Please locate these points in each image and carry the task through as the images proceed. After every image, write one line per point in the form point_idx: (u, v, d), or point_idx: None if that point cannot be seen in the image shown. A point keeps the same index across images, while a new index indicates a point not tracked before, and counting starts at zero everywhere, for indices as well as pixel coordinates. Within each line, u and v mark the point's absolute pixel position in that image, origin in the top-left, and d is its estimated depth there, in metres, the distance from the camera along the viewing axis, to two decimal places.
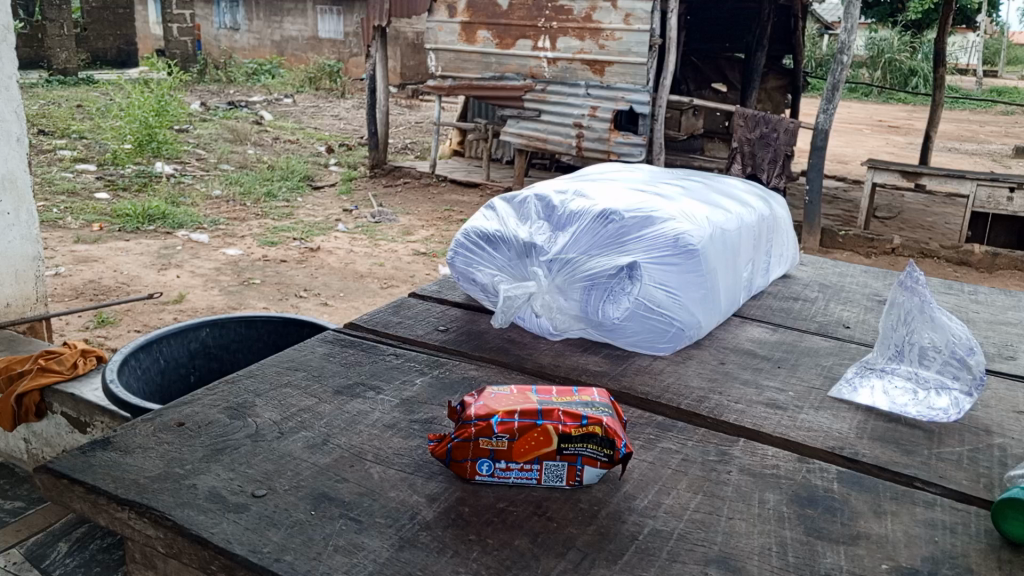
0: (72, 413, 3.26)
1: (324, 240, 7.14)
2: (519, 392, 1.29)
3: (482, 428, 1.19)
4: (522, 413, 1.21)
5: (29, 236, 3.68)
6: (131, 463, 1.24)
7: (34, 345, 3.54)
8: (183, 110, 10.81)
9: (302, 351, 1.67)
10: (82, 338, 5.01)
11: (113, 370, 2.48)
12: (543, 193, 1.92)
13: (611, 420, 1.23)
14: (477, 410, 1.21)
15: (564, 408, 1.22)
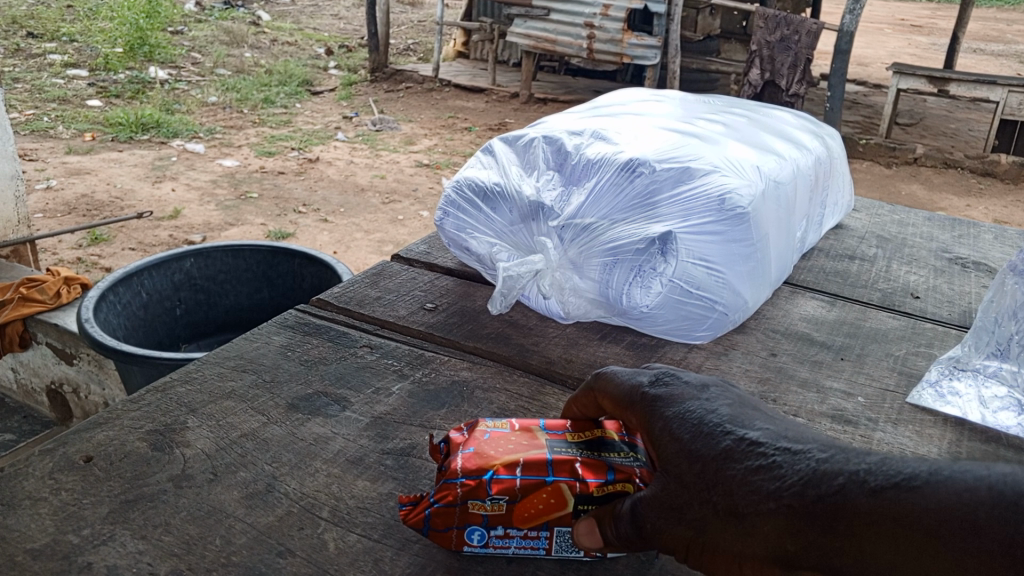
0: (59, 343, 3.06)
1: (323, 150, 6.73)
2: (520, 428, 0.98)
3: (470, 484, 0.89)
4: (526, 466, 0.90)
5: (3, 154, 3.33)
6: (13, 525, 0.94)
7: (17, 274, 3.31)
8: (176, 9, 10.11)
9: (254, 343, 1.36)
10: (74, 257, 4.70)
11: (90, 307, 2.17)
12: (553, 134, 1.56)
13: (644, 470, 0.92)
14: (463, 462, 0.90)
15: (582, 457, 0.92)
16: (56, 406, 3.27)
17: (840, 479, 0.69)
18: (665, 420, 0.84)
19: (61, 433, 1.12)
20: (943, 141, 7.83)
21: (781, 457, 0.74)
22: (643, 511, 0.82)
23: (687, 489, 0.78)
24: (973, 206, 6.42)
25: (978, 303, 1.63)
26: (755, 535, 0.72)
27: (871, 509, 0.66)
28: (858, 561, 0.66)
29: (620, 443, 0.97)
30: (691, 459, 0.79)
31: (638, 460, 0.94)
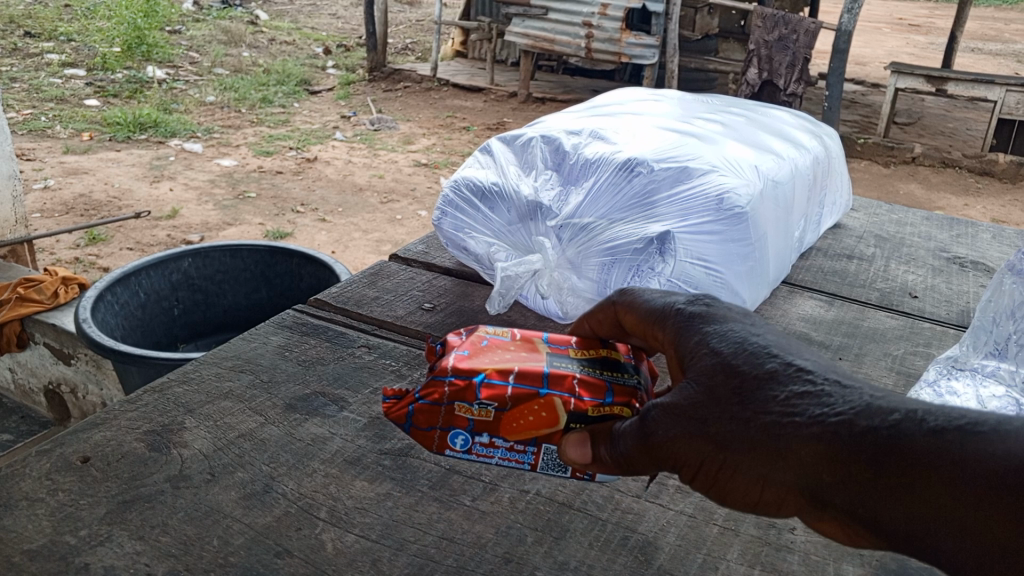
0: (56, 343, 3.05)
1: (321, 150, 6.73)
2: (519, 341, 0.95)
3: (459, 387, 0.86)
4: (521, 375, 0.86)
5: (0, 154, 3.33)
6: (9, 527, 0.94)
7: (15, 274, 3.30)
8: (173, 7, 10.09)
9: (252, 343, 1.36)
10: (72, 257, 4.70)
11: (87, 307, 2.16)
12: (551, 134, 1.56)
13: (643, 398, 0.89)
14: (456, 365, 0.87)
15: (581, 374, 0.88)
16: (54, 406, 3.26)
17: (898, 413, 0.56)
18: (705, 338, 0.72)
19: (58, 433, 1.12)
20: (941, 141, 7.83)
21: (832, 385, 0.61)
22: (654, 417, 0.69)
23: (715, 406, 0.66)
24: (971, 205, 6.43)
25: (976, 302, 1.64)
26: (789, 460, 0.60)
27: (935, 442, 0.53)
28: (908, 506, 0.54)
29: (624, 364, 0.93)
30: (728, 372, 0.67)
31: (641, 387, 0.91)
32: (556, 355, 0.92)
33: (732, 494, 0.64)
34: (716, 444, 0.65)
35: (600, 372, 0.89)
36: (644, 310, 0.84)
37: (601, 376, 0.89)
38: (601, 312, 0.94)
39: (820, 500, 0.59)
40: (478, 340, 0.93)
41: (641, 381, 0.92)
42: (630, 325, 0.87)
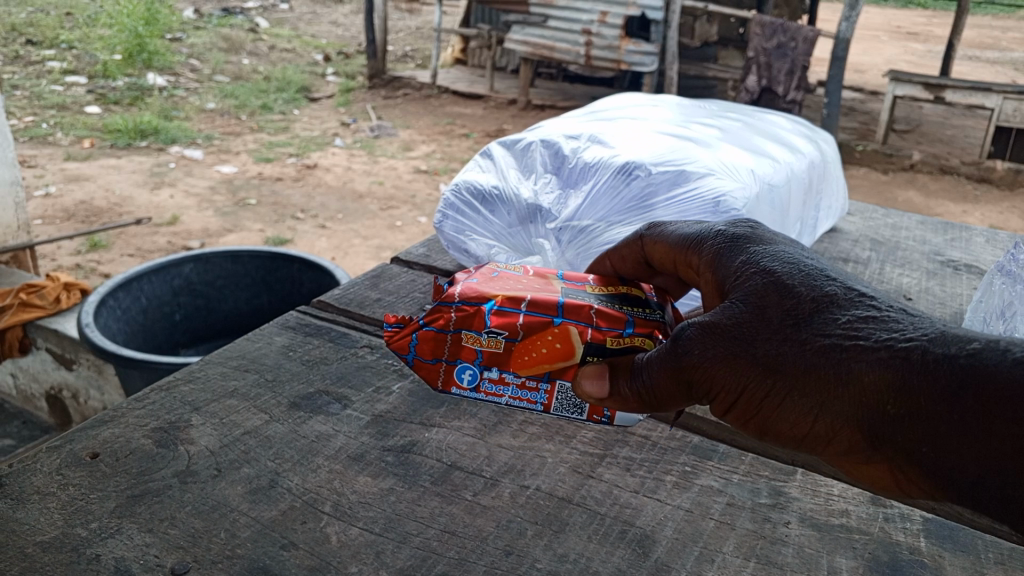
0: (58, 348, 3.07)
1: (321, 157, 6.76)
2: (536, 279, 1.06)
3: (469, 317, 0.97)
4: (533, 304, 0.96)
5: (4, 160, 3.36)
6: (22, 519, 0.96)
7: (18, 281, 3.33)
8: (174, 15, 10.13)
9: (257, 342, 1.38)
10: (73, 263, 4.72)
11: (90, 314, 2.19)
12: (551, 138, 1.59)
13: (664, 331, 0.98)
14: (469, 294, 0.98)
15: (598, 305, 0.98)
16: (55, 411, 3.28)
17: (955, 348, 0.65)
18: (758, 269, 0.81)
19: (67, 431, 1.14)
20: (939, 148, 7.87)
21: (887, 316, 0.72)
22: (695, 335, 0.79)
23: (771, 332, 0.76)
24: (969, 212, 6.46)
25: (969, 304, 1.66)
26: (846, 388, 0.70)
27: (993, 372, 0.62)
28: (953, 440, 0.63)
29: (645, 301, 1.03)
30: (783, 297, 0.76)
31: (663, 321, 1.00)
32: (573, 290, 1.03)
33: (780, 420, 0.75)
34: (768, 370, 0.75)
35: (620, 306, 0.99)
36: (678, 242, 0.98)
37: (622, 308, 0.99)
38: (628, 245, 1.08)
39: (871, 430, 0.69)
40: (498, 276, 1.04)
41: (664, 316, 1.01)
42: (660, 260, 1.03)
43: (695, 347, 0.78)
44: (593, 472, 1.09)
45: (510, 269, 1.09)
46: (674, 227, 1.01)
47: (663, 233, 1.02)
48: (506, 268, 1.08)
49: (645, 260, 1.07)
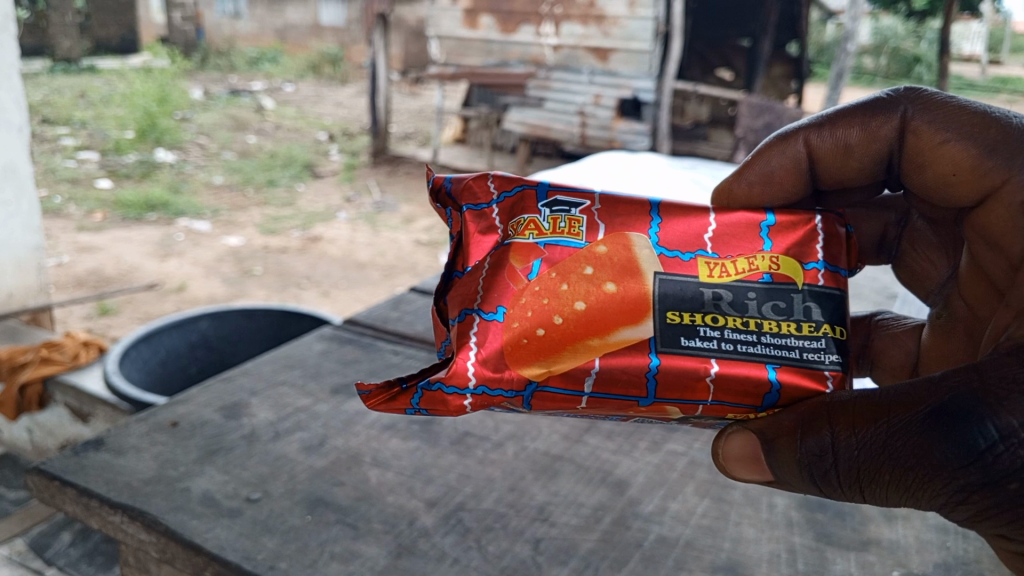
0: (75, 404, 2.36)
1: (325, 229, 7.08)
2: (612, 258, 0.85)
3: (505, 372, 0.80)
4: (610, 353, 0.82)
5: (32, 226, 2.82)
6: (123, 464, 1.22)
7: (39, 335, 2.72)
8: (184, 96, 10.63)
9: (298, 348, 1.65)
10: (84, 328, 4.92)
11: (115, 364, 2.13)
12: (547, 186, 1.89)
13: (835, 375, 0.82)
14: (505, 338, 0.81)
15: (719, 368, 0.81)
16: None
17: None
18: None
19: (154, 406, 1.40)
20: None
21: None
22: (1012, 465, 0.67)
23: None
24: None
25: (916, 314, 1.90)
26: None
27: None
28: None
29: (805, 305, 0.85)
30: None
31: (823, 360, 0.83)
32: (677, 295, 0.83)
33: None
34: None
35: (754, 352, 0.82)
36: (986, 116, 0.84)
37: (757, 353, 0.82)
38: (874, 128, 0.90)
39: None
40: (566, 298, 0.83)
41: (833, 356, 0.83)
42: (932, 177, 0.87)
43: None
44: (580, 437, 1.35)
45: (563, 232, 0.86)
46: (957, 131, 0.85)
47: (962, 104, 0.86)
48: (554, 237, 0.86)
49: (887, 157, 0.92)
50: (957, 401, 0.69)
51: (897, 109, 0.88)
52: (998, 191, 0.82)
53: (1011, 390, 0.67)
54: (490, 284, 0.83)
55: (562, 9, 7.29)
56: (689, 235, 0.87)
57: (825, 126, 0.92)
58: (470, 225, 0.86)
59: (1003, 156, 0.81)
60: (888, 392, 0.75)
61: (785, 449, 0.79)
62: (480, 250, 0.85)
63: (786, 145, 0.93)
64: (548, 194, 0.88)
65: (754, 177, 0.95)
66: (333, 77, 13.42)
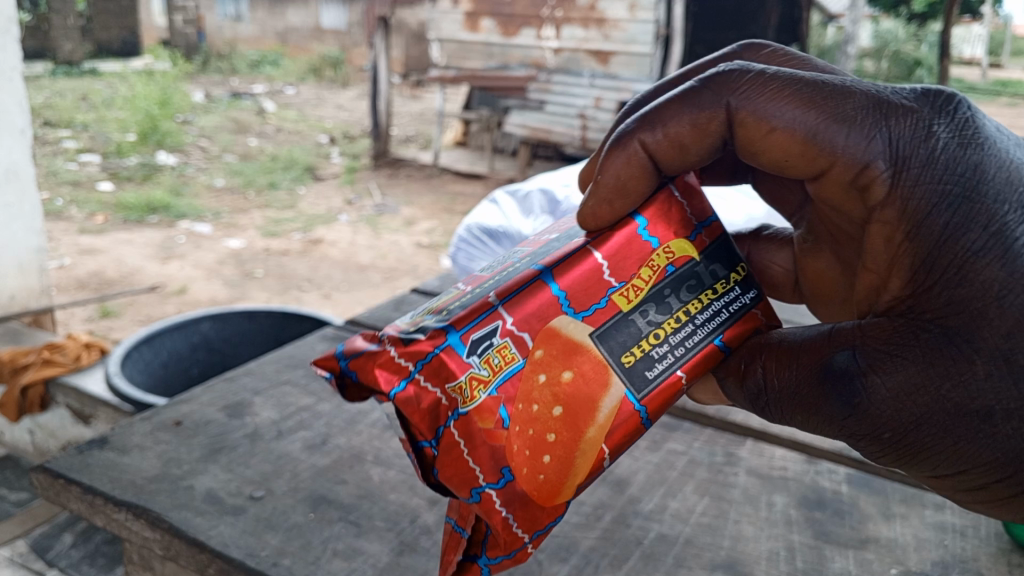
0: (76, 405, 2.36)
1: (326, 232, 7.09)
2: (552, 354, 0.82)
3: (540, 512, 0.80)
4: (609, 433, 0.81)
5: (34, 228, 2.84)
6: (126, 462, 1.23)
7: (41, 337, 2.73)
8: (185, 99, 10.64)
9: (300, 349, 1.66)
10: (85, 330, 4.92)
11: (117, 366, 2.13)
12: (547, 187, 1.88)
13: (760, 304, 0.91)
14: (521, 483, 0.80)
15: (686, 371, 0.85)
16: None
17: None
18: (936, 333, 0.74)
19: (158, 404, 1.42)
20: None
21: None
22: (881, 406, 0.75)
23: (959, 411, 0.73)
24: None
25: None
26: None
27: None
28: None
29: (709, 271, 0.89)
30: (971, 370, 0.72)
31: (746, 302, 0.90)
32: (619, 342, 0.83)
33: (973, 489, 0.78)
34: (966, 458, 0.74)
35: (699, 340, 0.86)
36: (806, 86, 0.78)
37: (703, 338, 0.87)
38: (702, 122, 0.83)
39: None
40: (543, 415, 0.81)
41: (749, 295, 0.91)
42: (765, 161, 0.82)
43: (891, 411, 0.75)
44: None
45: (502, 366, 0.81)
46: (782, 112, 0.78)
47: (783, 77, 0.80)
48: (499, 375, 0.81)
49: (721, 144, 0.85)
50: (839, 364, 0.77)
51: (720, 102, 0.82)
52: (825, 173, 0.79)
53: (884, 359, 0.75)
54: (476, 459, 0.79)
55: (563, 12, 7.29)
56: (589, 285, 0.85)
57: (656, 127, 0.85)
58: (420, 421, 0.80)
59: (826, 135, 0.77)
60: (801, 335, 0.82)
61: (733, 385, 0.87)
62: (436, 426, 0.80)
63: (624, 153, 0.86)
64: (463, 341, 0.81)
65: (610, 193, 0.87)
66: (334, 80, 13.43)
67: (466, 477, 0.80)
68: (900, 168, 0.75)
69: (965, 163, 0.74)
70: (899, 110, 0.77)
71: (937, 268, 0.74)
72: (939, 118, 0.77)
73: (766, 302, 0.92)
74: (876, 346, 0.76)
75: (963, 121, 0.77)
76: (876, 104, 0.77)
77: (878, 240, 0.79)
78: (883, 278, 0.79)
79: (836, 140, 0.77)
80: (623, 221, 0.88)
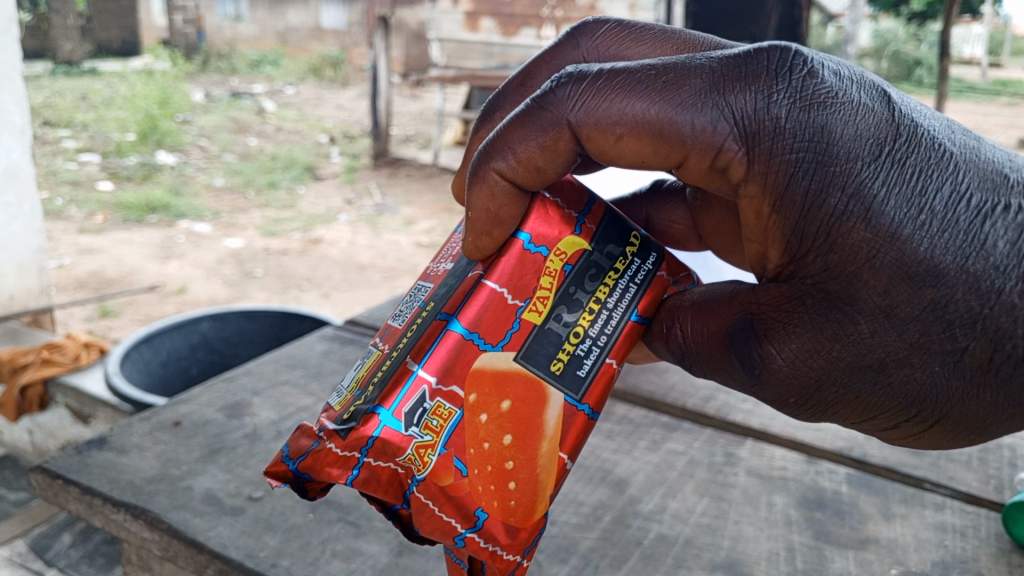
0: (76, 405, 2.36)
1: (325, 231, 7.08)
2: (486, 392, 0.81)
3: (525, 533, 0.80)
4: (564, 442, 0.82)
5: (34, 228, 2.83)
6: (126, 462, 1.22)
7: (40, 336, 2.73)
8: (185, 99, 10.63)
9: (300, 348, 1.66)
10: (85, 330, 4.92)
11: (117, 364, 2.13)
12: None
13: (659, 267, 0.91)
14: (497, 514, 0.80)
15: (617, 359, 0.85)
16: None
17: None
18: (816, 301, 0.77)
19: (157, 405, 1.42)
20: None
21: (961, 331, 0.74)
22: (778, 371, 0.80)
23: (848, 368, 0.78)
24: None
25: None
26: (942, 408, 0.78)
27: None
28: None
29: (603, 256, 0.87)
30: (853, 329, 0.76)
31: (647, 270, 0.90)
32: (540, 355, 0.83)
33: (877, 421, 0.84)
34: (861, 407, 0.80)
35: (617, 324, 0.86)
36: (641, 80, 0.77)
37: (619, 322, 0.86)
38: (549, 143, 0.81)
39: None
40: (494, 449, 0.81)
41: (647, 262, 0.90)
42: (626, 164, 0.81)
43: (788, 377, 0.80)
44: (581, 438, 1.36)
45: (443, 423, 0.80)
46: (622, 116, 0.77)
47: (618, 74, 0.78)
48: (444, 430, 0.80)
49: (577, 156, 0.83)
50: (740, 332, 0.81)
51: (561, 119, 0.80)
52: (684, 164, 0.79)
53: (779, 330, 0.79)
54: (448, 511, 0.78)
55: (563, 12, 7.25)
56: (496, 319, 0.83)
57: (507, 154, 0.82)
58: (385, 495, 0.79)
59: (673, 126, 0.76)
60: (710, 294, 0.86)
61: (659, 345, 0.90)
62: (399, 495, 0.79)
63: (484, 185, 0.84)
64: (396, 415, 0.79)
65: (485, 226, 0.84)
66: (334, 79, 13.42)
67: (446, 529, 0.79)
68: (749, 146, 0.75)
69: (811, 128, 0.74)
70: (735, 84, 0.76)
71: (807, 238, 0.76)
72: (777, 82, 0.75)
73: (668, 260, 0.92)
74: (768, 319, 0.79)
75: (803, 81, 0.75)
76: (712, 85, 0.76)
77: (748, 215, 0.79)
78: (762, 249, 0.81)
79: (683, 131, 0.76)
80: (510, 242, 0.85)
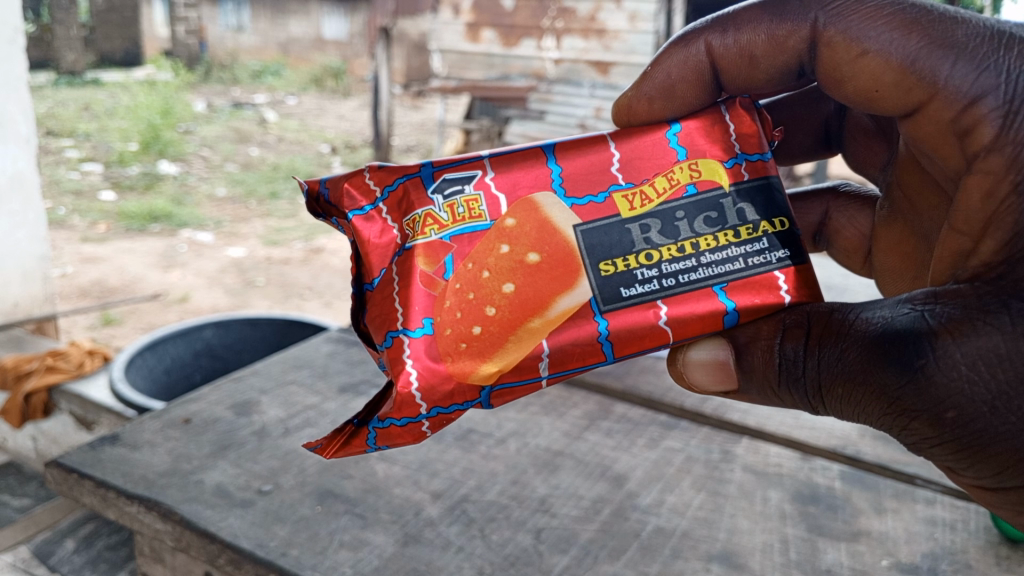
0: (79, 412, 2.37)
1: (326, 241, 7.12)
2: (524, 229, 0.88)
3: (451, 384, 0.84)
4: (555, 328, 0.86)
5: (37, 236, 2.86)
6: (137, 458, 1.26)
7: (43, 343, 2.73)
8: (188, 109, 10.69)
9: (306, 350, 1.70)
10: (88, 338, 4.95)
11: (122, 370, 2.18)
12: None
13: (786, 272, 0.89)
14: (439, 345, 0.85)
15: (669, 310, 0.87)
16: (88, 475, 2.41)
17: None
18: None
19: (164, 404, 1.44)
20: None
21: None
22: (943, 372, 0.73)
23: None
24: None
25: None
26: None
27: None
28: None
29: (736, 212, 0.90)
30: None
31: (771, 261, 0.89)
32: (603, 244, 0.88)
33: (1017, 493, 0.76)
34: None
35: (699, 279, 0.88)
36: (910, 10, 0.84)
37: (703, 279, 0.88)
38: (781, 35, 0.90)
39: None
40: (490, 285, 0.87)
41: (778, 254, 0.89)
42: (854, 90, 0.88)
43: (962, 393, 0.73)
44: (581, 435, 1.40)
45: (464, 218, 0.89)
46: (877, 35, 0.84)
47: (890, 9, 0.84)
48: (457, 226, 0.88)
49: (796, 68, 0.93)
50: (908, 325, 0.75)
51: (808, 15, 0.88)
52: (925, 106, 0.83)
53: (968, 324, 0.73)
54: (402, 299, 0.86)
55: (564, 23, 7.13)
56: (594, 177, 0.90)
57: (729, 31, 0.93)
58: (375, 261, 0.89)
59: (927, 63, 0.82)
60: (878, 303, 0.80)
61: (759, 359, 0.86)
62: (384, 262, 0.88)
63: (687, 50, 0.94)
64: (434, 176, 0.90)
65: (654, 90, 0.94)
66: (335, 90, 13.49)
67: (387, 318, 0.86)
68: (1009, 109, 0.78)
69: None
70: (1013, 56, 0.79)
71: None
72: None
73: (801, 268, 0.90)
74: (948, 307, 0.75)
75: None
76: (990, 42, 0.80)
77: (976, 194, 0.80)
78: (974, 240, 0.79)
79: (938, 74, 0.81)
80: (660, 123, 0.94)
